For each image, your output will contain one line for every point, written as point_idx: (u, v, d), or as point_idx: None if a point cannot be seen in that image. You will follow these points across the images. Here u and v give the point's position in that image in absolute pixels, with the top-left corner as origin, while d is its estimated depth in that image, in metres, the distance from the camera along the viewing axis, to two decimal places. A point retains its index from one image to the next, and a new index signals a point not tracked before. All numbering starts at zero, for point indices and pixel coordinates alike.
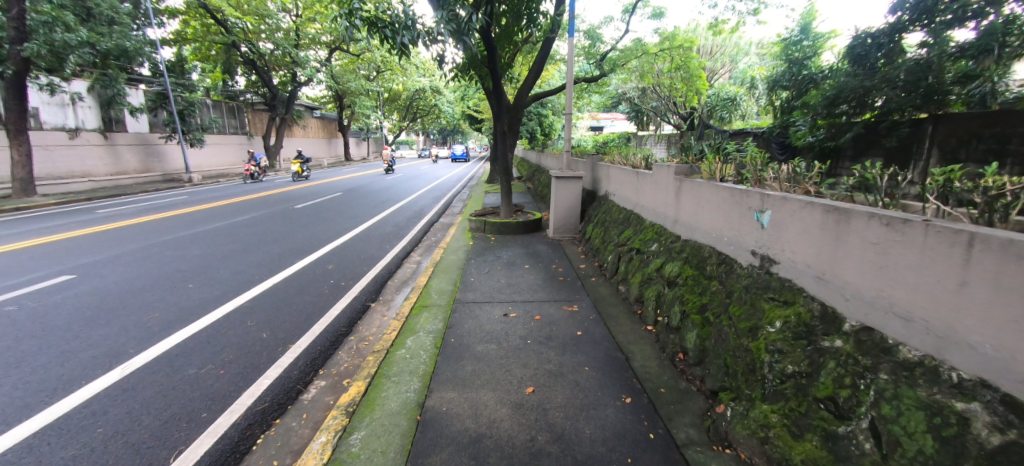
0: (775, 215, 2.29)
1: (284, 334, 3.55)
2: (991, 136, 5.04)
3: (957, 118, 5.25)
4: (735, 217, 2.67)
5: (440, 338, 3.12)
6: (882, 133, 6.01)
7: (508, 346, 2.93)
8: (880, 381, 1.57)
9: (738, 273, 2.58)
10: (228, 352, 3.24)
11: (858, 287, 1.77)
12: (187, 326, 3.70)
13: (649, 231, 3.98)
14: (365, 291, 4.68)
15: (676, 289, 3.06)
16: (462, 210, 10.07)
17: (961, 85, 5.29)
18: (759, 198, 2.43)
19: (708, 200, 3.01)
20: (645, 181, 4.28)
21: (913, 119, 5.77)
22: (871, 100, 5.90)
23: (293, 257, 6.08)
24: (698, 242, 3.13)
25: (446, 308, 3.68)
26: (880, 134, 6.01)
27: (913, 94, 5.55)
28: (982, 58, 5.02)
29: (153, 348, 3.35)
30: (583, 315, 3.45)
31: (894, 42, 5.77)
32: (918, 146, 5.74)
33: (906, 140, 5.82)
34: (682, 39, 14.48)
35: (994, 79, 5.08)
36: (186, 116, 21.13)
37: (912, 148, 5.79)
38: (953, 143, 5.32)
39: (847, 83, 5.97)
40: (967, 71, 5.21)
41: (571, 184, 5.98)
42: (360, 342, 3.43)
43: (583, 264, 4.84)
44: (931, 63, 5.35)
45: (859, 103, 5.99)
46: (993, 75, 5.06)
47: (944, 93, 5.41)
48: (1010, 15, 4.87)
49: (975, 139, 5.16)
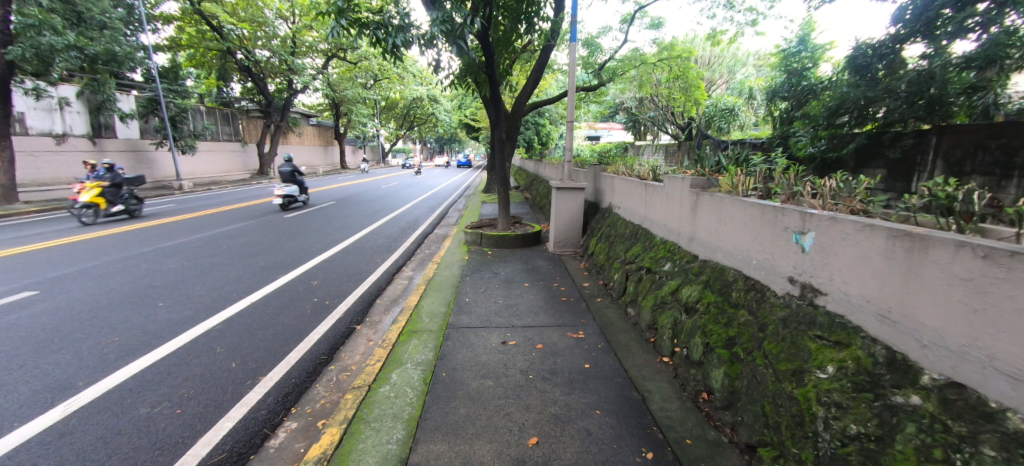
0: (820, 237, 1.97)
1: (255, 365, 3.18)
2: (998, 148, 4.60)
3: (962, 129, 4.86)
4: (767, 237, 2.33)
5: (430, 371, 2.76)
6: (885, 144, 5.59)
7: (506, 383, 2.58)
8: (984, 457, 1.23)
9: (772, 303, 2.24)
10: (190, 387, 2.86)
11: (942, 332, 1.44)
12: (148, 354, 3.32)
13: (661, 248, 3.64)
14: (350, 311, 4.31)
15: (696, 316, 2.72)
16: (457, 220, 9.73)
17: (965, 95, 4.96)
18: (798, 217, 2.10)
19: (732, 217, 2.68)
20: (654, 194, 3.95)
21: (917, 129, 5.38)
22: (871, 112, 5.64)
23: (276, 272, 5.71)
24: (719, 263, 2.80)
25: (437, 334, 3.32)
26: (883, 145, 5.59)
27: (917, 104, 5.20)
28: (986, 69, 4.79)
29: (105, 381, 2.97)
30: (590, 344, 3.10)
31: (895, 53, 5.51)
32: (923, 157, 5.28)
33: (911, 151, 5.37)
34: (680, 49, 14.36)
35: (997, 89, 4.78)
36: (178, 123, 20.75)
37: (917, 159, 5.33)
38: (958, 156, 4.93)
39: (848, 93, 5.70)
40: (971, 82, 4.93)
41: (572, 195, 5.66)
42: (341, 373, 3.07)
43: (587, 283, 4.49)
44: (931, 73, 5.08)
45: (862, 114, 5.72)
46: (997, 87, 4.78)
47: (947, 104, 5.11)
48: (1011, 26, 4.61)
49: (982, 150, 4.75)
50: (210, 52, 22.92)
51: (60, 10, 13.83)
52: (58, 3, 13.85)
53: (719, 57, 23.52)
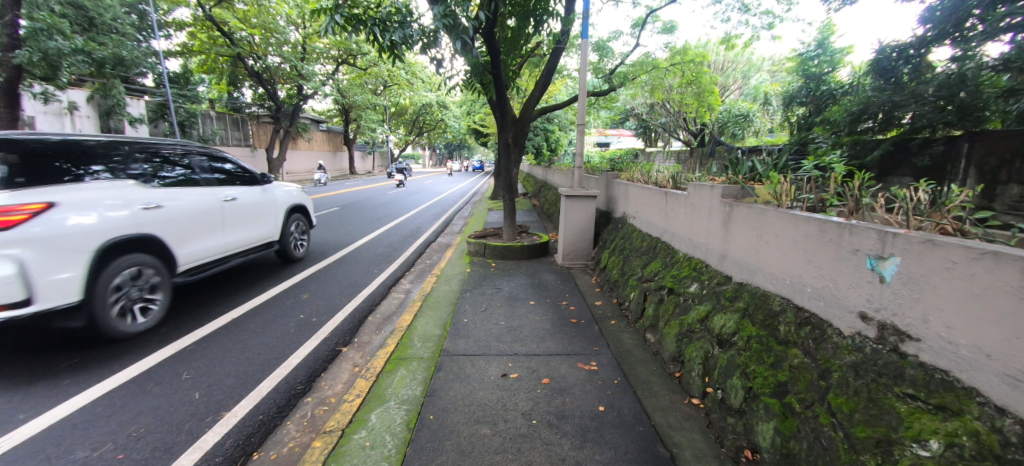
0: (909, 267, 1.53)
1: (220, 397, 2.79)
2: None
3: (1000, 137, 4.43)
4: (828, 261, 1.89)
5: (416, 411, 2.35)
6: (912, 152, 5.13)
7: (505, 431, 2.15)
8: None
9: (837, 345, 1.80)
10: (142, 425, 2.48)
11: None
12: (106, 380, 2.96)
13: (686, 266, 3.19)
14: (337, 330, 3.90)
15: (732, 351, 2.28)
16: (462, 228, 9.35)
17: (1003, 100, 4.45)
18: (876, 239, 1.66)
19: (777, 234, 2.23)
20: (677, 204, 3.51)
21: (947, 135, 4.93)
22: (897, 118, 5.17)
23: (265, 282, 5.35)
24: (761, 288, 2.36)
25: (428, 363, 2.89)
26: (910, 152, 5.14)
27: (947, 109, 4.71)
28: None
29: (48, 414, 2.59)
30: (605, 379, 2.66)
31: (921, 56, 5.18)
32: (952, 166, 4.88)
33: (939, 159, 4.96)
34: (693, 54, 13.92)
35: None
36: (186, 128, 20.88)
37: (946, 168, 4.93)
38: (992, 164, 4.54)
39: (875, 96, 5.23)
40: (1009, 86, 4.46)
41: (582, 204, 5.24)
42: (317, 408, 2.67)
43: (599, 302, 4.04)
44: (964, 76, 4.61)
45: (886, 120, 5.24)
46: None
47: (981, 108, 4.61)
48: None
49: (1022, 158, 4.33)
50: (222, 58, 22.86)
51: (72, 15, 14.28)
52: (71, 8, 14.30)
53: (733, 62, 23.00)
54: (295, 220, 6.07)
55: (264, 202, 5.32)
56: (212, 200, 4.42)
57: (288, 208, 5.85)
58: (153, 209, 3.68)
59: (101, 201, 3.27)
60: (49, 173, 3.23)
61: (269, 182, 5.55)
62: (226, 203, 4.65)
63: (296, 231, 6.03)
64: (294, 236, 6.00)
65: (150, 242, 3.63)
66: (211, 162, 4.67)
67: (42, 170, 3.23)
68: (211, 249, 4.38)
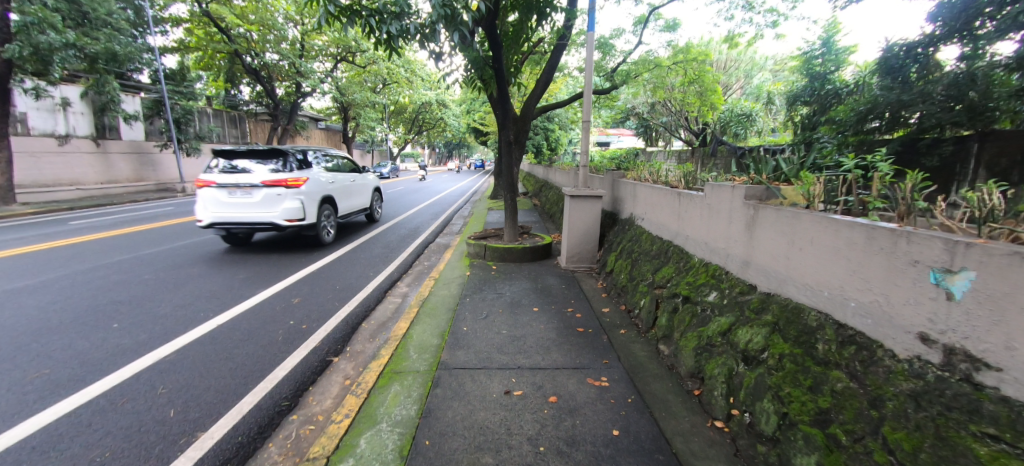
0: (986, 283, 1.30)
1: (197, 415, 2.55)
2: None
3: (1008, 136, 4.65)
4: (877, 274, 1.67)
5: (410, 435, 2.13)
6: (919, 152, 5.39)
7: (509, 460, 1.93)
8: None
9: (893, 370, 1.57)
10: (109, 448, 2.26)
11: None
12: (76, 396, 2.73)
13: (702, 272, 2.96)
14: (328, 338, 3.67)
15: (761, 370, 2.05)
16: (461, 228, 9.13)
17: (1014, 100, 4.71)
18: (942, 248, 1.43)
19: (813, 240, 2.00)
20: (691, 205, 3.28)
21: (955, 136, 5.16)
22: (903, 117, 5.51)
23: (255, 285, 5.11)
24: (792, 300, 2.13)
25: (425, 378, 2.66)
26: (920, 152, 5.33)
27: (957, 108, 5.00)
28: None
29: (7, 434, 2.37)
30: (617, 397, 2.44)
31: (928, 55, 5.60)
32: (962, 166, 5.04)
33: (949, 160, 5.12)
34: (696, 52, 13.68)
35: None
36: (182, 125, 20.45)
37: (956, 168, 5.08)
38: (1003, 164, 4.73)
39: (884, 96, 5.60)
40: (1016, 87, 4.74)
41: (586, 204, 5.02)
42: (303, 427, 2.44)
43: (607, 309, 3.82)
44: (973, 75, 4.96)
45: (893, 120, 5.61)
46: None
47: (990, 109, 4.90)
48: None
49: None
50: (219, 54, 22.62)
51: (65, 10, 13.93)
52: (63, 2, 13.91)
53: (735, 61, 22.80)
54: (378, 197, 10.33)
55: (362, 183, 9.28)
56: (353, 183, 8.75)
57: (371, 189, 9.78)
58: (330, 183, 7.57)
59: (314, 177, 7.14)
60: (278, 154, 6.80)
61: (364, 173, 9.52)
62: (348, 183, 8.52)
63: (377, 202, 10.24)
64: (376, 205, 10.19)
65: (329, 200, 7.54)
66: (339, 157, 8.56)
67: (275, 152, 6.81)
68: (348, 207, 8.46)
